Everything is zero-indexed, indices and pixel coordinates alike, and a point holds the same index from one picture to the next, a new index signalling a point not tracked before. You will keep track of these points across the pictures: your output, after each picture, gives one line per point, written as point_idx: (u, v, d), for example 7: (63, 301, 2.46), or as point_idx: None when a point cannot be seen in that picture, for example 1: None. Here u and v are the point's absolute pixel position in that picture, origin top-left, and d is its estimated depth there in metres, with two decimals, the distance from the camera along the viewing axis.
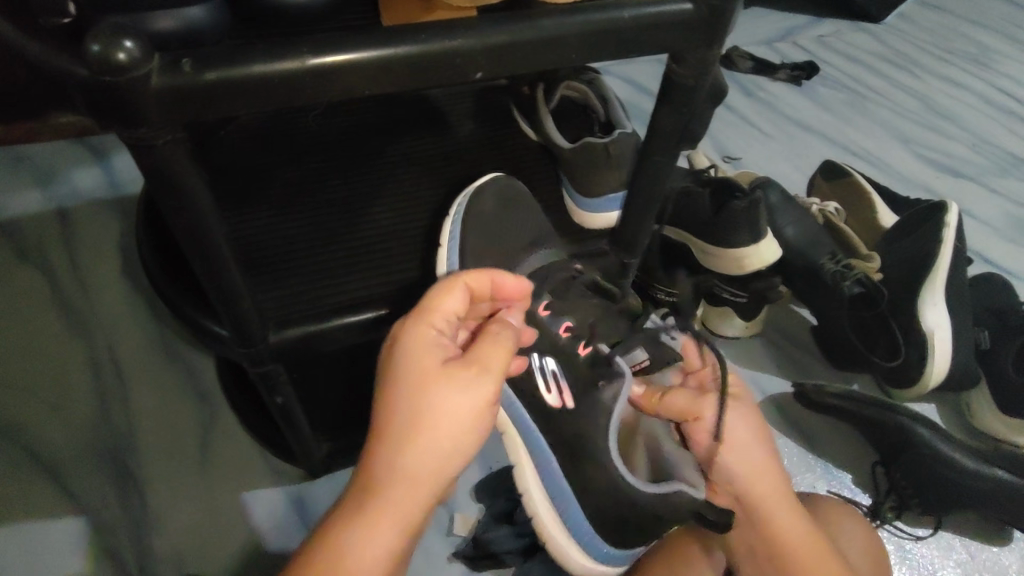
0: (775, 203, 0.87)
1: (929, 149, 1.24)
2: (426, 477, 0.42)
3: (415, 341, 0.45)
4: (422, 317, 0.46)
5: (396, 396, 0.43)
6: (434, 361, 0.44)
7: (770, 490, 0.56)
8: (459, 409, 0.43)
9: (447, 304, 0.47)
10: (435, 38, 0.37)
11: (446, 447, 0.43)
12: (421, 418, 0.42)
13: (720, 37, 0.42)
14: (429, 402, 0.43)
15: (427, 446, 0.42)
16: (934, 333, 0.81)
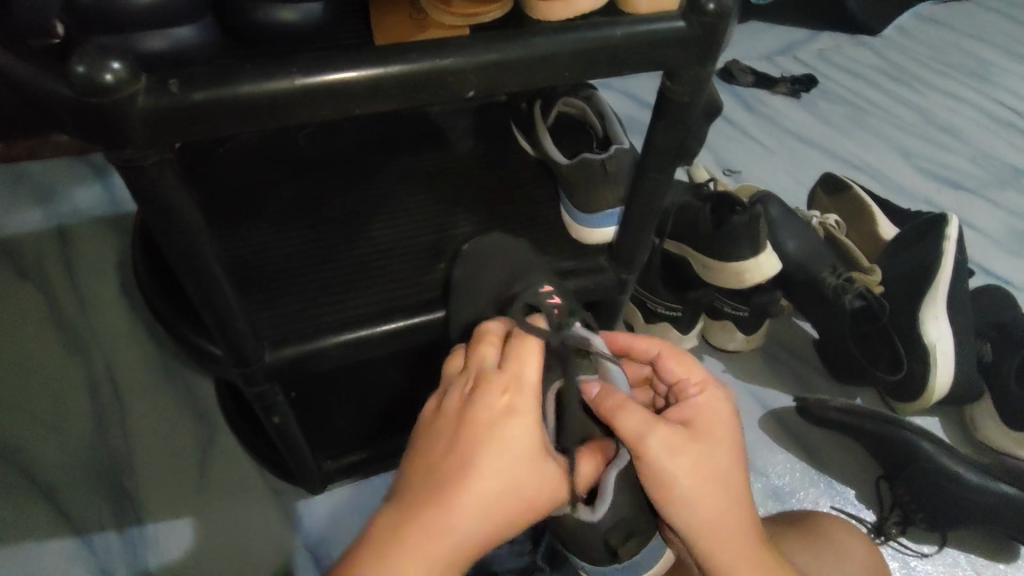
0: (774, 216, 0.87)
1: (929, 162, 1.23)
2: (477, 545, 0.42)
3: (501, 403, 0.44)
4: (509, 390, 0.45)
5: (470, 466, 0.42)
6: (519, 443, 0.43)
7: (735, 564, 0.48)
8: (524, 494, 0.43)
9: (530, 375, 0.46)
10: (426, 57, 0.37)
11: (501, 524, 0.42)
12: (494, 496, 0.42)
13: (714, 53, 0.42)
14: (506, 484, 0.42)
15: (489, 521, 0.42)
16: (936, 346, 0.80)
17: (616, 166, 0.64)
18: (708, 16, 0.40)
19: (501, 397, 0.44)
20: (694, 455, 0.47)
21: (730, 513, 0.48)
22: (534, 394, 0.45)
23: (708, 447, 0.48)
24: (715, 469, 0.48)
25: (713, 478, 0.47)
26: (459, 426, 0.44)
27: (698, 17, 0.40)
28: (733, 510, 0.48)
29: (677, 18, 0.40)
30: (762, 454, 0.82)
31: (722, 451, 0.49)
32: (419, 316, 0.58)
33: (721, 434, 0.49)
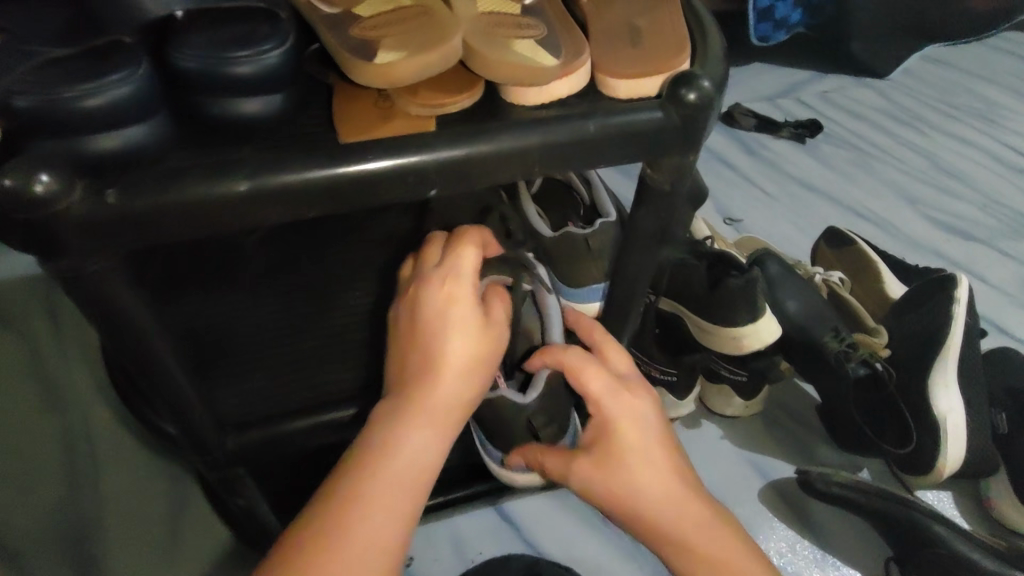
0: (773, 275, 0.84)
1: (938, 210, 1.20)
2: (457, 412, 0.45)
3: (437, 298, 0.45)
4: (451, 281, 0.45)
5: (429, 349, 0.44)
6: (460, 324, 0.45)
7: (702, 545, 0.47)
8: (481, 364, 0.45)
9: (465, 266, 0.46)
10: (385, 157, 0.35)
11: (471, 391, 0.45)
12: (453, 366, 0.44)
13: (696, 143, 0.39)
14: (463, 358, 0.45)
15: (460, 390, 0.45)
16: (947, 419, 0.76)
17: (599, 243, 0.60)
18: (688, 107, 0.38)
19: (443, 289, 0.45)
20: (615, 480, 0.47)
21: (685, 528, 0.46)
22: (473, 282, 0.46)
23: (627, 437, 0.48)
24: (643, 490, 0.47)
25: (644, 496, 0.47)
26: (414, 320, 0.45)
27: (677, 108, 0.38)
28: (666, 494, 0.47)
29: (655, 108, 0.38)
30: (761, 529, 0.79)
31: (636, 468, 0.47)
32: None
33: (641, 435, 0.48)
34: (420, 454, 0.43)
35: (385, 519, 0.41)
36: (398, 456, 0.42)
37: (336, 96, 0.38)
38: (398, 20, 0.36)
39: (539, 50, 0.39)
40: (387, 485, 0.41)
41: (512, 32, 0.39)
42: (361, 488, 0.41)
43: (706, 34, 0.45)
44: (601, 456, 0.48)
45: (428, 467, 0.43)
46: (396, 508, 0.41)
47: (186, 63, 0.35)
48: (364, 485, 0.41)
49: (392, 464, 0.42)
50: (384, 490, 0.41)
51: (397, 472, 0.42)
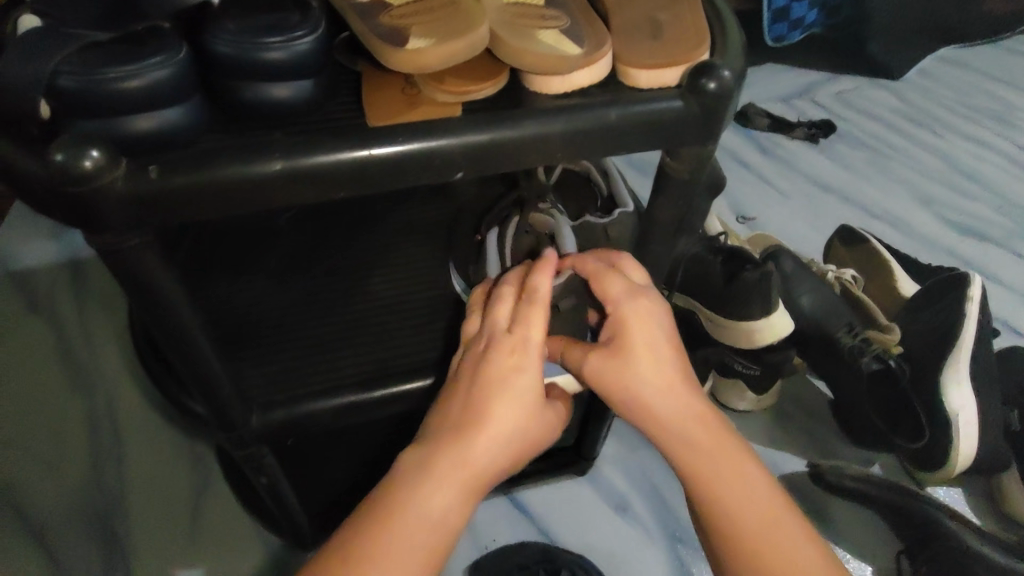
0: (787, 271, 0.84)
1: (952, 211, 1.20)
2: (489, 478, 0.43)
3: (498, 363, 0.44)
4: (517, 351, 0.44)
5: (476, 407, 0.43)
6: (522, 398, 0.44)
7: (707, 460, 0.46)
8: (526, 436, 0.44)
9: (534, 333, 0.45)
10: (414, 141, 0.36)
11: (509, 460, 0.44)
12: (499, 430, 0.43)
13: (715, 133, 0.40)
14: (510, 427, 0.43)
15: (497, 458, 0.43)
16: (958, 415, 0.76)
17: (617, 231, 0.61)
18: (708, 97, 0.38)
19: (507, 356, 0.44)
20: (626, 378, 0.45)
21: (687, 434, 0.46)
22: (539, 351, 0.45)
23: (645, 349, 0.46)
24: (660, 403, 0.45)
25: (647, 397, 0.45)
26: (472, 377, 0.44)
27: (697, 97, 0.39)
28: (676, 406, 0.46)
29: (675, 97, 0.39)
30: None
31: (651, 369, 0.45)
32: (422, 377, 0.57)
33: (654, 343, 0.46)
34: (443, 516, 0.41)
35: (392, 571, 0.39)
36: (416, 507, 0.41)
37: (365, 83, 0.40)
38: (428, 10, 0.37)
39: (564, 40, 0.40)
40: (401, 543, 0.40)
41: (536, 23, 0.40)
42: (378, 538, 0.40)
43: (724, 28, 0.46)
44: (618, 352, 0.45)
45: (446, 530, 0.41)
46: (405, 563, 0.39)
47: (221, 48, 0.36)
48: (380, 535, 0.40)
49: (409, 521, 0.40)
50: (398, 548, 0.40)
51: (413, 527, 0.40)
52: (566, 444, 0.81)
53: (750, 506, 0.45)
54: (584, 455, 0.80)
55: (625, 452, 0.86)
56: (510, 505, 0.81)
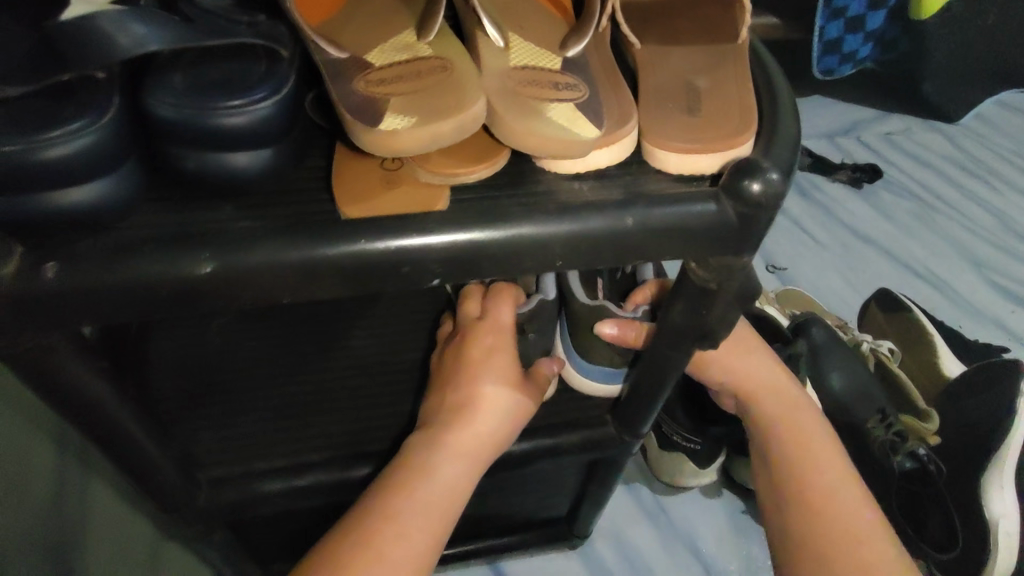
0: (817, 343, 0.77)
1: (1004, 275, 1.10)
2: (490, 449, 0.45)
3: (476, 347, 0.47)
4: (494, 334, 0.48)
5: (465, 387, 0.46)
6: (504, 373, 0.46)
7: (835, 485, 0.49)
8: (521, 409, 0.46)
9: (506, 318, 0.49)
10: (377, 242, 0.29)
11: (505, 431, 0.46)
12: (492, 403, 0.45)
13: (751, 245, 0.33)
14: (500, 401, 0.45)
15: (493, 430, 0.45)
16: (998, 524, 0.69)
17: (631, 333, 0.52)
18: (746, 208, 0.31)
19: (486, 339, 0.48)
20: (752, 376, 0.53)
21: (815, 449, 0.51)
22: (511, 331, 0.49)
23: (770, 361, 0.55)
24: (779, 411, 0.52)
25: (783, 395, 0.53)
26: (454, 362, 0.47)
27: (735, 204, 0.32)
28: (800, 418, 0.52)
29: (707, 200, 0.32)
30: None
31: (770, 367, 0.54)
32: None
33: (770, 362, 0.55)
34: (453, 486, 0.43)
35: (418, 539, 0.40)
36: (430, 480, 0.42)
37: (337, 155, 0.34)
38: (413, 77, 0.31)
39: (578, 118, 0.33)
40: (419, 512, 0.41)
41: (547, 94, 0.33)
42: (401, 506, 0.41)
43: (774, 104, 0.38)
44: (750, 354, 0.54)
45: (456, 498, 0.43)
46: (429, 532, 0.41)
47: (161, 111, 0.29)
48: (403, 506, 0.41)
49: (428, 490, 0.42)
50: (417, 515, 0.41)
51: (432, 497, 0.42)
52: (558, 514, 0.75)
53: (854, 498, 0.48)
54: (576, 530, 0.73)
55: (622, 525, 0.79)
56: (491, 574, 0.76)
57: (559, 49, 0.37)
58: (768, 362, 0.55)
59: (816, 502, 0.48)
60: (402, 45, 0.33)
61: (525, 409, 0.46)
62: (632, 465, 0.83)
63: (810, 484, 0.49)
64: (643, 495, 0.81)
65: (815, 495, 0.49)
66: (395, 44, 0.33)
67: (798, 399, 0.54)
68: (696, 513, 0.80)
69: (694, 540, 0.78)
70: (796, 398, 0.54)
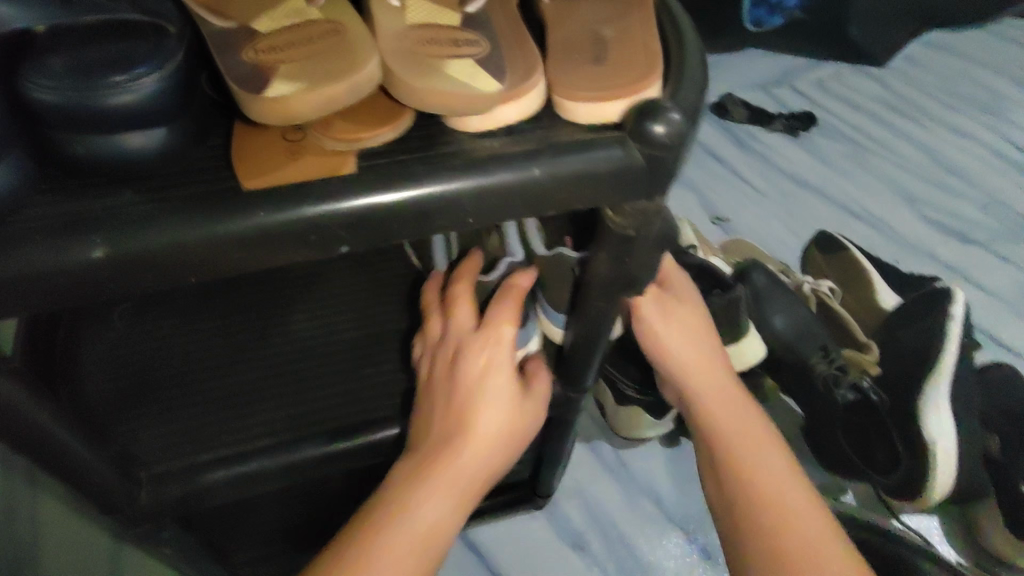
0: (760, 287, 0.78)
1: (934, 209, 1.15)
2: (479, 481, 0.45)
3: (468, 369, 0.46)
4: (490, 347, 0.47)
5: (457, 413, 0.45)
6: (495, 399, 0.46)
7: (778, 484, 0.51)
8: (511, 433, 0.47)
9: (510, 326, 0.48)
10: (278, 211, 0.29)
11: (496, 457, 0.46)
12: (484, 434, 0.45)
13: (662, 189, 0.34)
14: (494, 428, 0.46)
15: (482, 460, 0.45)
16: (936, 443, 0.72)
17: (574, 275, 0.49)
18: (652, 150, 0.32)
19: (479, 357, 0.47)
20: (699, 376, 0.56)
21: (760, 450, 0.53)
22: (512, 343, 0.48)
23: (719, 364, 0.57)
24: (727, 413, 0.55)
25: (732, 395, 0.56)
26: (448, 378, 0.47)
27: (642, 147, 0.32)
28: (745, 419, 0.55)
29: (615, 145, 0.32)
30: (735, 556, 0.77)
31: (722, 371, 0.57)
32: (369, 437, 0.51)
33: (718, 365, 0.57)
34: (440, 519, 0.42)
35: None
36: (417, 517, 0.41)
37: (237, 129, 0.32)
38: (304, 41, 0.30)
39: (480, 74, 0.32)
40: (405, 547, 0.40)
41: (446, 51, 0.33)
42: (381, 546, 0.40)
43: (680, 49, 0.38)
44: (703, 354, 0.56)
45: (447, 532, 0.42)
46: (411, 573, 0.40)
47: (40, 95, 0.28)
48: (383, 547, 0.40)
49: (412, 523, 0.41)
50: (404, 556, 0.40)
51: (421, 532, 0.41)
52: (521, 478, 0.76)
53: (794, 497, 0.50)
54: (540, 493, 0.74)
55: (585, 483, 0.81)
56: (461, 546, 0.77)
57: (458, 6, 0.36)
58: (716, 363, 0.57)
59: (760, 497, 0.50)
60: (290, 10, 0.32)
61: (512, 439, 0.47)
62: (592, 424, 0.85)
63: (757, 484, 0.51)
64: (604, 453, 0.83)
65: (768, 496, 0.50)
66: (283, 10, 0.32)
67: (744, 400, 0.56)
68: (657, 463, 0.82)
69: (656, 490, 0.80)
70: (742, 398, 0.57)
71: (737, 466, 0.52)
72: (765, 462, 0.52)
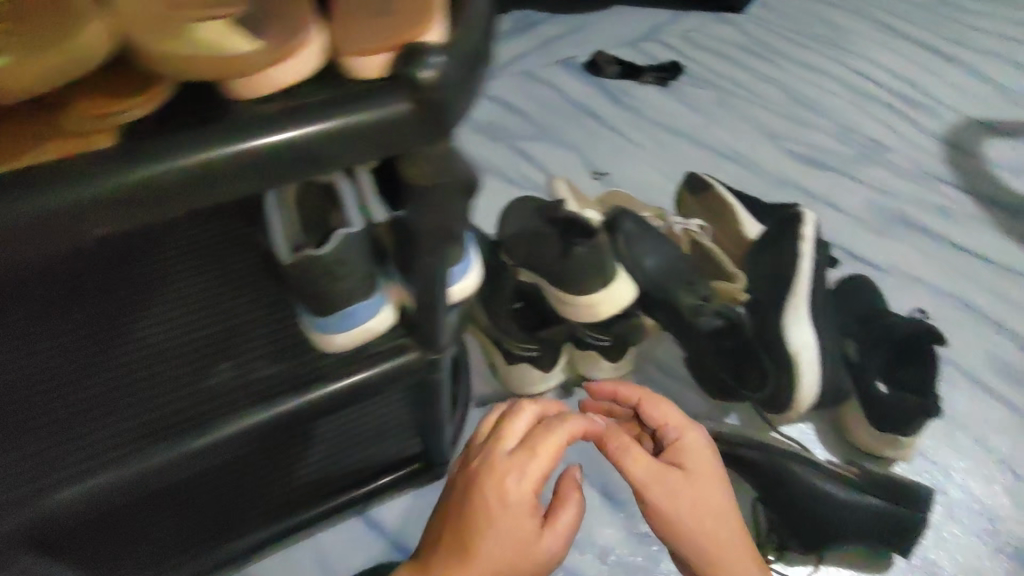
0: (629, 231, 0.82)
1: (795, 142, 1.22)
2: (506, 560, 0.58)
3: (494, 477, 0.61)
4: (511, 465, 0.61)
5: (485, 504, 0.59)
6: (516, 500, 0.60)
7: (718, 524, 0.63)
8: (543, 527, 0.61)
9: (519, 442, 0.64)
10: (23, 194, 0.29)
11: (519, 543, 0.59)
12: (501, 522, 0.59)
13: (445, 132, 0.34)
14: (509, 519, 0.59)
15: (506, 544, 0.58)
16: (800, 353, 0.77)
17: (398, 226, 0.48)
18: (425, 93, 0.32)
19: (500, 470, 0.61)
20: (673, 443, 0.67)
21: (713, 498, 0.64)
22: (530, 459, 0.62)
23: (695, 437, 0.68)
24: (694, 472, 0.65)
25: (705, 465, 0.66)
26: (480, 483, 0.61)
27: (414, 92, 0.32)
28: (712, 486, 0.64)
29: (389, 98, 0.33)
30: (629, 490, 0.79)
31: (697, 441, 0.67)
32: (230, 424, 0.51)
33: (696, 446, 0.67)
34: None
35: None
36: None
37: None
38: (27, 15, 0.30)
39: (234, 36, 0.32)
40: None
41: (201, 13, 0.32)
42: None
43: None
44: (675, 433, 0.68)
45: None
46: None
47: None
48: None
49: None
50: None
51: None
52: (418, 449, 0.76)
53: (727, 529, 0.63)
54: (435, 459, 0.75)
55: None
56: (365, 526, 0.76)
57: None
58: (689, 438, 0.67)
59: (703, 525, 0.62)
60: None
61: (532, 532, 0.60)
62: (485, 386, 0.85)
63: (700, 518, 0.62)
64: None
65: (707, 520, 0.63)
66: None
67: (715, 475, 0.65)
68: None
69: None
70: (714, 472, 0.65)
71: (690, 506, 0.63)
72: (713, 501, 0.64)
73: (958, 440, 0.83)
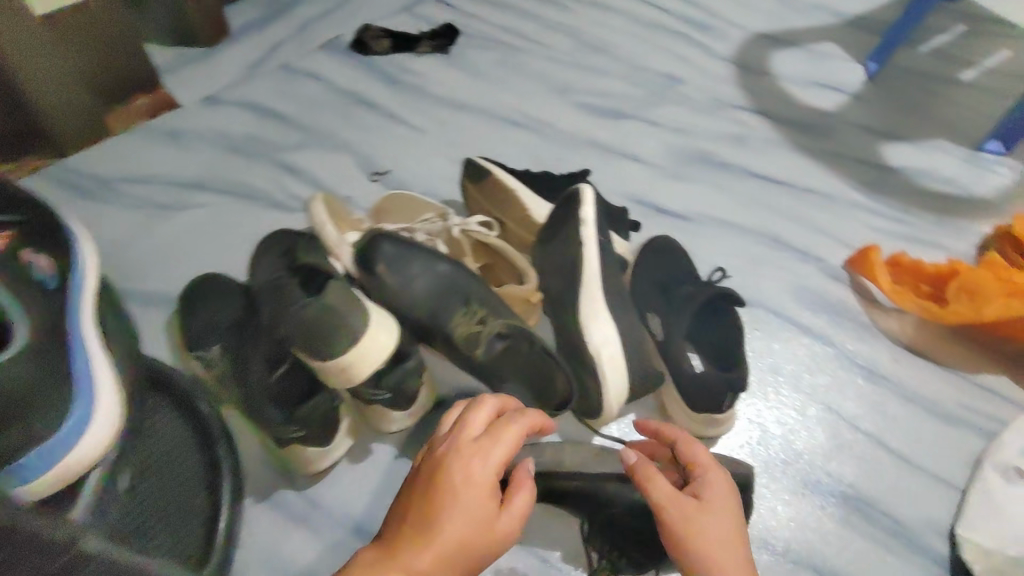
0: (387, 258, 0.70)
1: (587, 93, 1.14)
2: (460, 552, 0.46)
3: (457, 465, 0.49)
4: (483, 447, 0.51)
5: (443, 487, 0.48)
6: (483, 485, 0.49)
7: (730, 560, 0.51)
8: (506, 520, 0.49)
9: (506, 429, 0.52)
10: None
11: (477, 537, 0.47)
12: (464, 511, 0.47)
13: None
14: (475, 506, 0.48)
15: (465, 532, 0.46)
16: (600, 352, 0.70)
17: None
18: None
19: (470, 451, 0.50)
20: (693, 468, 0.57)
21: (726, 532, 0.53)
22: (507, 446, 0.51)
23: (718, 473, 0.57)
24: (711, 497, 0.54)
25: (724, 496, 0.55)
26: (437, 466, 0.50)
27: None
28: (727, 517, 0.54)
29: None
30: None
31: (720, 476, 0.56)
32: None
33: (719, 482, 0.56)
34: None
35: None
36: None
37: None
38: None
39: None
40: None
41: None
42: None
43: None
44: (700, 463, 0.57)
45: None
46: None
47: None
48: None
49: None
50: None
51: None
52: None
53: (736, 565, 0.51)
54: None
55: (273, 547, 0.69)
56: None
57: None
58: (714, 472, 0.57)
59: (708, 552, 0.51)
60: None
61: (493, 532, 0.48)
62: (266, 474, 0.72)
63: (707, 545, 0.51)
64: (288, 502, 0.71)
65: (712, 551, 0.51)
66: None
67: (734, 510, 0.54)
68: (351, 489, 0.72)
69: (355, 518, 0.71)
70: (733, 508, 0.55)
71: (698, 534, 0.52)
72: (727, 534, 0.53)
73: (776, 392, 0.80)
